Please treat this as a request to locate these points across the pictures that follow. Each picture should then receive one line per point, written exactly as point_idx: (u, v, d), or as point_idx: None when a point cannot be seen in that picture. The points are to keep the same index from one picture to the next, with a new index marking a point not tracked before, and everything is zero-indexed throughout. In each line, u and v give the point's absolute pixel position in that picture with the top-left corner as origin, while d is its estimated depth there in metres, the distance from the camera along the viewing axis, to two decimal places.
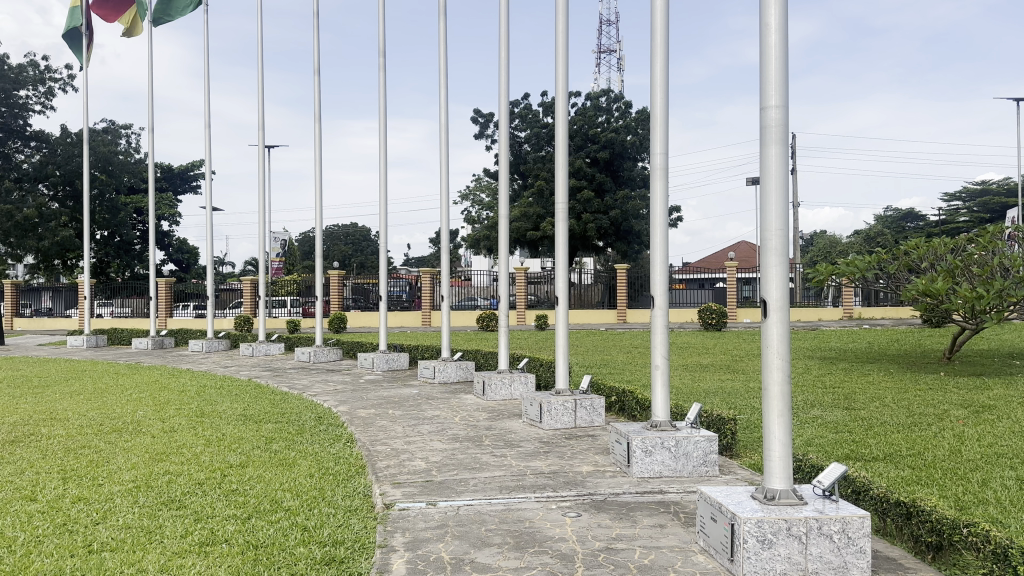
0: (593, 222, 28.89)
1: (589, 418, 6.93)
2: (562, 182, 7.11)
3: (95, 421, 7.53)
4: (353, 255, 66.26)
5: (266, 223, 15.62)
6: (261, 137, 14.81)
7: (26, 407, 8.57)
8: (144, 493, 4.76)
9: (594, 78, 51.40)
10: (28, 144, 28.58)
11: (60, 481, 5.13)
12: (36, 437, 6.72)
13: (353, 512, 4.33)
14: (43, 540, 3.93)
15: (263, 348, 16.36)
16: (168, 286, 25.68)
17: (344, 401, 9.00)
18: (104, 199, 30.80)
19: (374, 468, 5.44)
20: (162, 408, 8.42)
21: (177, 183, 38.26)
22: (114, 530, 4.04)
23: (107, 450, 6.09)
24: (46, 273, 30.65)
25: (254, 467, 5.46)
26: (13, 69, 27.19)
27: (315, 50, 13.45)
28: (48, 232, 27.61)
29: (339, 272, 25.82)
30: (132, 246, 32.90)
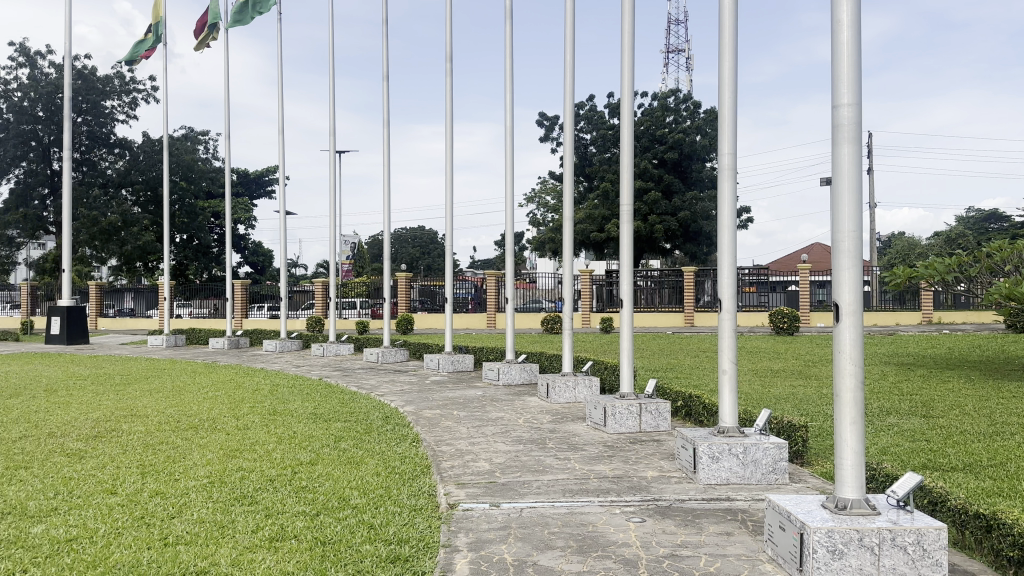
0: (661, 223, 28.51)
1: (655, 422, 6.84)
2: (627, 181, 7.00)
3: (173, 418, 7.85)
4: (422, 258, 67.33)
5: (337, 226, 15.96)
6: (333, 142, 15.21)
7: (109, 404, 8.96)
8: (218, 488, 4.94)
9: (661, 79, 50.85)
10: (111, 151, 29.81)
11: (139, 476, 5.36)
12: (117, 433, 7.04)
13: (418, 512, 4.39)
14: (123, 532, 4.11)
15: (334, 348, 16.74)
16: (244, 288, 26.50)
17: (410, 402, 9.12)
18: (184, 204, 32.34)
19: (438, 468, 5.50)
20: (237, 406, 8.71)
21: (253, 188, 39.66)
22: (189, 524, 4.20)
23: (184, 446, 6.33)
24: (129, 276, 32.22)
25: (323, 465, 5.59)
26: (101, 80, 28.53)
27: (385, 57, 13.65)
28: (131, 237, 29.08)
29: (406, 274, 26.31)
30: (209, 249, 34.24)
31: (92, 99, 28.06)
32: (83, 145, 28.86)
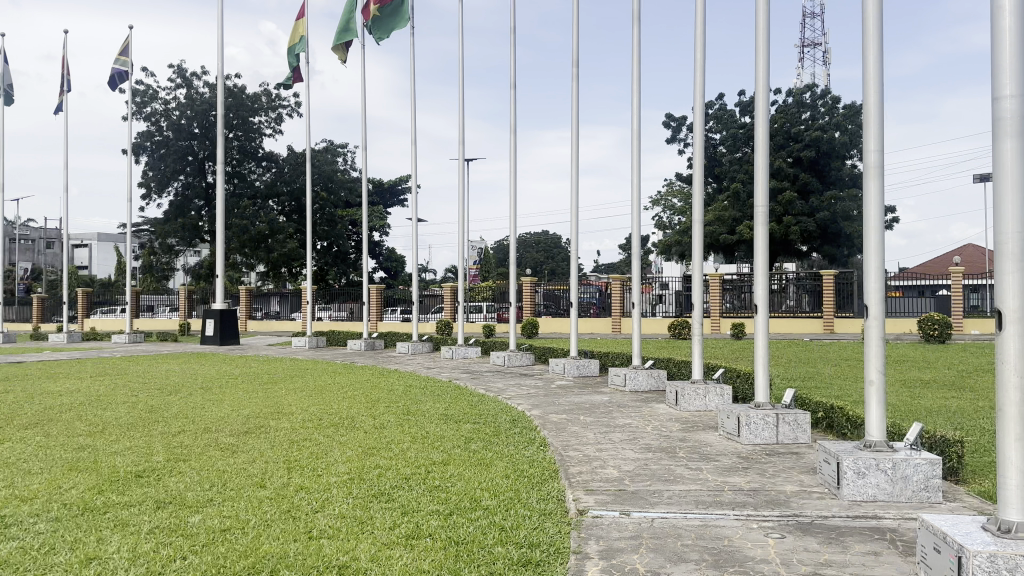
0: (796, 225, 27.24)
1: (793, 434, 6.54)
2: (762, 183, 6.76)
3: (315, 416, 8.29)
4: (547, 262, 67.79)
5: (465, 232, 16.36)
6: (461, 151, 15.60)
7: (258, 402, 9.60)
8: (357, 485, 5.17)
9: (795, 76, 48.77)
10: (260, 164, 32.18)
11: (285, 470, 5.70)
12: (265, 429, 7.51)
13: (548, 516, 4.40)
14: (271, 524, 4.38)
15: (462, 351, 17.13)
16: (378, 292, 27.66)
17: (538, 406, 9.18)
18: (325, 212, 34.22)
19: (567, 472, 5.50)
20: (372, 405, 9.09)
21: (387, 197, 41.34)
22: (331, 519, 4.42)
23: (325, 444, 6.66)
24: (275, 281, 34.42)
25: (455, 465, 5.73)
26: (250, 98, 30.71)
27: (512, 65, 13.86)
28: (277, 244, 31.04)
29: (531, 278, 26.57)
30: (346, 255, 36.01)
31: (242, 115, 30.26)
32: (235, 158, 31.23)
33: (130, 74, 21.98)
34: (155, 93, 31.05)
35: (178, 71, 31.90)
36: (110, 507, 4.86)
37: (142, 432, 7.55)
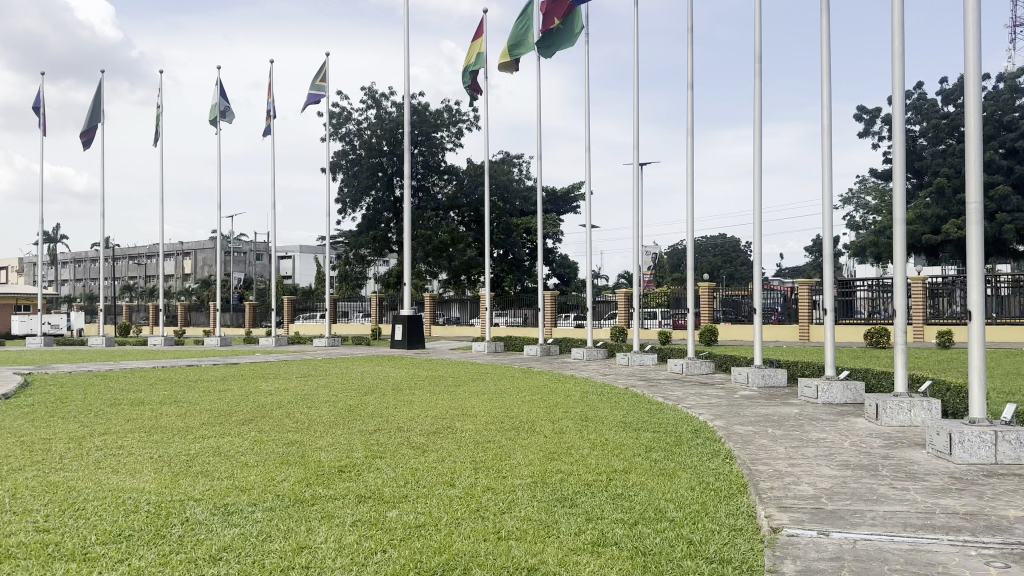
0: (1012, 222, 24.36)
1: (1016, 454, 5.84)
2: (974, 177, 6.13)
3: (497, 419, 8.55)
4: (724, 267, 65.45)
5: (640, 237, 16.18)
6: (636, 156, 15.46)
7: (444, 404, 10.06)
8: (541, 488, 5.26)
9: (1008, 58, 43.74)
10: (442, 177, 33.47)
11: (472, 470, 5.92)
12: (451, 430, 7.86)
13: (737, 532, 4.23)
14: (462, 523, 4.57)
15: (639, 359, 16.93)
16: (553, 299, 28.05)
17: (721, 416, 8.86)
18: (502, 221, 35.19)
19: (758, 488, 5.24)
20: (551, 411, 9.21)
21: (560, 205, 41.83)
22: (518, 520, 4.52)
23: (509, 446, 6.85)
24: (455, 288, 35.94)
25: (637, 474, 5.66)
26: (433, 115, 32.39)
27: (690, 64, 13.37)
28: (458, 253, 32.47)
29: (710, 284, 25.82)
30: (522, 262, 36.86)
31: (425, 131, 32.00)
32: (419, 173, 32.99)
33: (326, 97, 23.93)
34: (348, 115, 33.57)
35: (369, 93, 34.31)
36: (316, 499, 5.29)
37: (343, 429, 8.18)
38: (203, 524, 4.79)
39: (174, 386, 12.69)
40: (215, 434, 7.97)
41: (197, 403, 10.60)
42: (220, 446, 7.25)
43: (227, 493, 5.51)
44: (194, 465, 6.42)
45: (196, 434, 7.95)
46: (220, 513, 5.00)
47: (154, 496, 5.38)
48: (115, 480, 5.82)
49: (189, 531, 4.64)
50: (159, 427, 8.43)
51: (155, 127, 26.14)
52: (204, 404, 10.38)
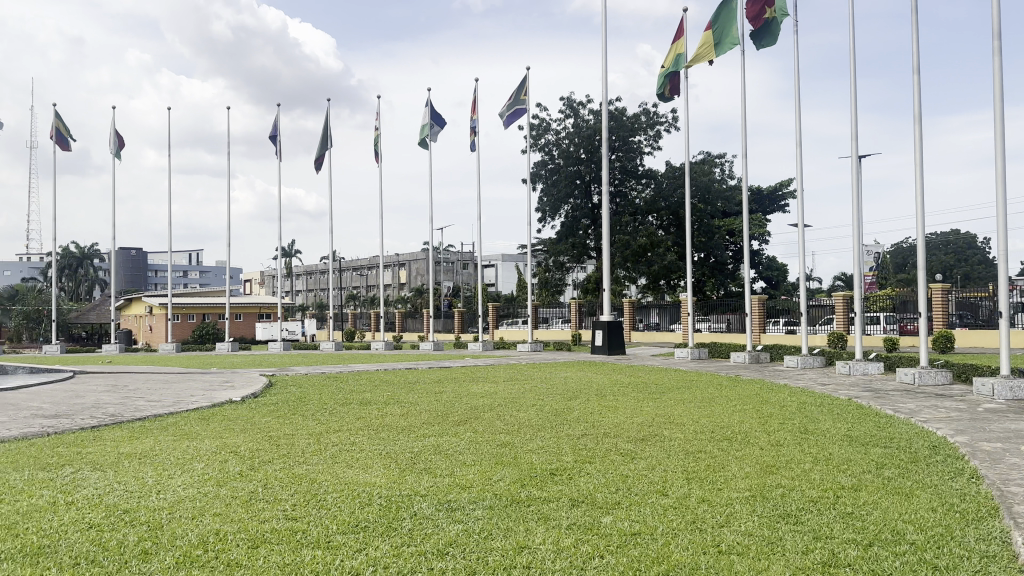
0: None
1: None
2: None
3: (708, 428, 8.29)
4: (958, 266, 58.64)
5: (860, 236, 15.01)
6: (854, 148, 14.38)
7: (651, 411, 9.92)
8: (760, 503, 5.02)
9: None
10: (640, 181, 33.50)
11: (686, 481, 5.79)
12: (660, 438, 7.73)
13: (993, 561, 3.78)
14: (679, 533, 4.48)
15: (861, 367, 15.65)
16: (761, 303, 26.78)
17: (962, 431, 7.95)
18: (703, 224, 33.83)
19: (1011, 512, 4.64)
20: (766, 421, 8.77)
21: (766, 205, 39.83)
22: (739, 535, 4.36)
23: (722, 457, 6.62)
24: (655, 293, 35.42)
25: (868, 492, 5.22)
26: (630, 119, 32.51)
27: (914, 50, 13.23)
28: (658, 257, 31.95)
29: (942, 286, 22.92)
30: (725, 266, 35.51)
31: (622, 136, 32.30)
32: (616, 178, 33.23)
33: (527, 108, 24.65)
34: (547, 125, 34.38)
35: (567, 102, 34.85)
36: (531, 501, 5.44)
37: (552, 433, 8.34)
38: (428, 519, 5.10)
39: (394, 388, 13.68)
40: (434, 433, 8.48)
41: (415, 403, 11.36)
42: (439, 445, 7.70)
43: (448, 490, 5.83)
44: (417, 463, 6.87)
45: (417, 433, 8.52)
46: (443, 510, 5.30)
47: (383, 490, 5.82)
48: (350, 474, 6.38)
49: (417, 526, 4.96)
50: (385, 425, 9.13)
51: (373, 147, 28.36)
52: (422, 405, 11.09)
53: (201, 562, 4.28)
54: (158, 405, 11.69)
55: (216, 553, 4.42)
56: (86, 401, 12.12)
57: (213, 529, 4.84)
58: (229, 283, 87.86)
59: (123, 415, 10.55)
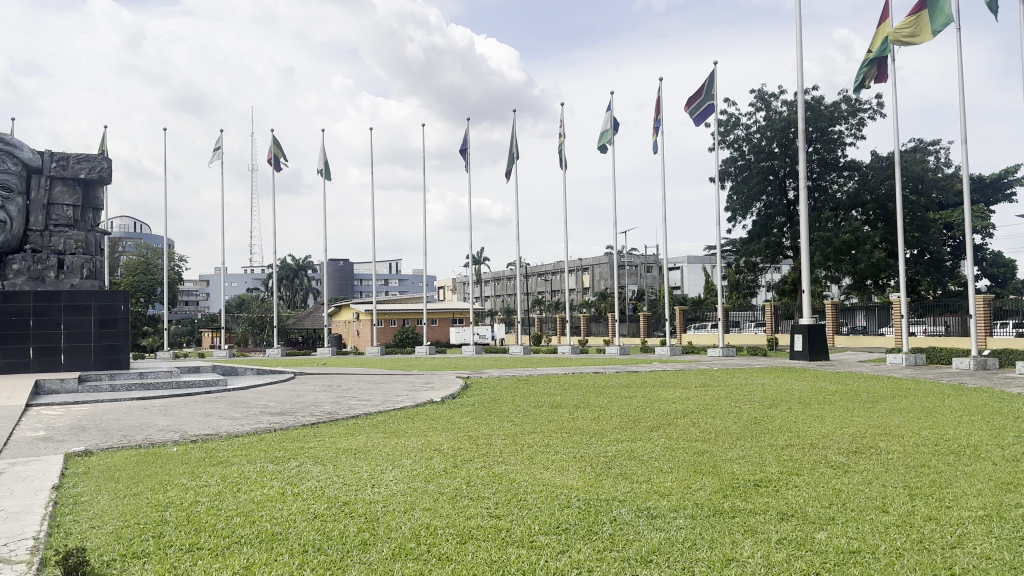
0: None
1: None
2: None
3: (929, 440, 7.54)
4: None
5: None
6: None
7: (861, 421, 9.18)
8: (1000, 525, 4.50)
9: None
10: (842, 174, 31.37)
11: (908, 497, 5.30)
12: (874, 450, 7.14)
13: None
14: (905, 555, 4.13)
15: None
16: (987, 303, 23.95)
17: None
18: (916, 217, 30.73)
19: None
20: (1000, 434, 7.82)
21: (991, 193, 35.58)
22: (977, 562, 3.94)
23: (950, 472, 5.99)
24: (860, 294, 32.82)
25: None
26: (829, 107, 30.60)
27: None
28: (863, 254, 29.47)
29: None
30: (943, 263, 32.07)
31: (821, 126, 30.37)
32: (815, 171, 31.44)
33: (715, 104, 23.85)
34: (736, 121, 33.07)
35: (758, 94, 33.29)
36: (735, 512, 5.24)
37: (752, 442, 7.96)
38: (629, 525, 5.07)
39: (584, 391, 13.77)
40: (628, 438, 8.42)
41: (606, 407, 11.35)
42: (633, 451, 7.62)
43: (646, 497, 5.76)
44: (612, 467, 6.85)
45: (610, 437, 8.50)
46: (643, 516, 5.24)
47: (581, 493, 5.87)
48: (547, 476, 6.49)
49: (618, 531, 4.95)
50: (577, 429, 9.20)
51: (558, 153, 28.69)
52: (613, 409, 11.06)
53: (414, 555, 4.54)
54: (366, 404, 12.61)
55: (427, 547, 4.67)
56: (304, 399, 13.34)
57: (424, 524, 5.13)
58: (423, 290, 92.97)
59: (336, 413, 11.50)
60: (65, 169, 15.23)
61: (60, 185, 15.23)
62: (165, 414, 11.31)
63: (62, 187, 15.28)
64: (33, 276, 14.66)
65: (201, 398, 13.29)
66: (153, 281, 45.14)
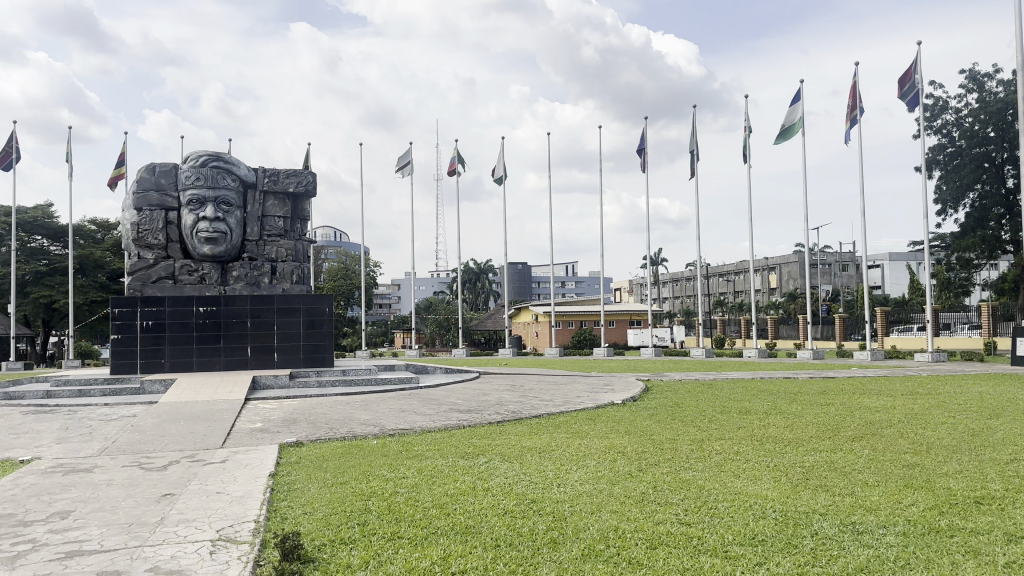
0: None
1: None
2: None
3: None
4: None
5: None
6: None
7: None
8: None
9: None
10: None
11: None
12: None
13: None
14: None
15: None
16: None
17: None
18: None
19: None
20: None
21: None
22: None
23: None
24: None
25: None
26: None
27: None
28: None
29: None
30: None
31: None
32: None
33: (922, 88, 21.77)
34: (945, 104, 30.00)
35: (970, 75, 30.01)
36: (955, 531, 4.73)
37: (971, 455, 7.16)
38: (833, 539, 4.73)
39: (775, 397, 13.07)
40: (826, 448, 7.86)
41: (799, 415, 10.68)
42: (833, 461, 7.11)
43: (850, 511, 5.34)
44: (810, 478, 6.43)
45: (806, 446, 7.98)
46: (848, 531, 4.87)
47: (777, 504, 5.55)
48: (739, 485, 6.22)
49: (820, 545, 4.63)
50: (769, 436, 8.73)
51: (743, 149, 27.50)
52: (808, 417, 10.38)
53: (604, 556, 4.52)
54: (549, 405, 12.81)
55: (617, 550, 4.63)
56: (489, 398, 13.80)
57: (612, 526, 5.10)
58: (601, 292, 92.83)
59: (520, 412, 11.77)
60: (277, 184, 16.85)
61: (272, 199, 16.88)
62: (363, 409, 12.15)
63: (274, 200, 16.91)
64: (250, 281, 16.32)
65: (394, 394, 14.14)
66: (351, 286, 48.73)
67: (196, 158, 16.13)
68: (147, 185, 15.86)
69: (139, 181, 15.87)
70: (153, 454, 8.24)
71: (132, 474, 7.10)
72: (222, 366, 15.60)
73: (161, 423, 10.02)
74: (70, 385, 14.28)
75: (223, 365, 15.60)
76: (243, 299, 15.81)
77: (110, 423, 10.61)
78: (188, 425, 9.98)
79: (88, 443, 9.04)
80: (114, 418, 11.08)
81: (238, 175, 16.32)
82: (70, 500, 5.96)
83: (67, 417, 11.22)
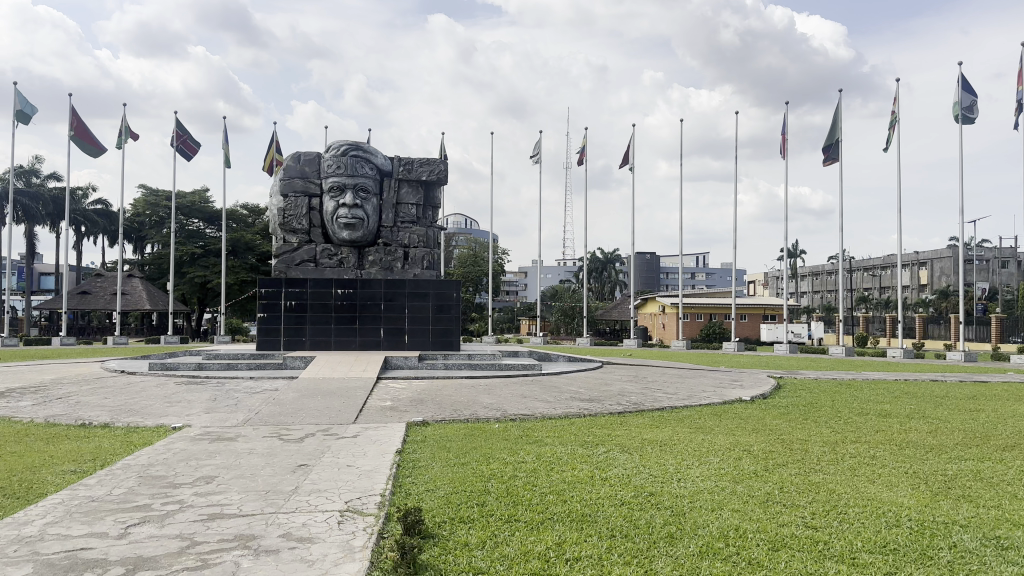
0: None
1: None
2: None
3: None
4: None
5: None
6: None
7: None
8: None
9: None
10: None
11: None
12: None
13: None
14: None
15: None
16: None
17: None
18: None
19: None
20: None
21: None
22: None
23: None
24: None
25: None
26: None
27: None
28: None
29: None
30: None
31: None
32: None
33: None
34: None
35: None
36: None
37: None
38: (972, 553, 4.37)
39: (920, 401, 12.09)
40: (974, 457, 7.23)
41: (946, 421, 9.89)
42: (979, 471, 6.54)
43: (995, 525, 4.91)
44: (952, 488, 5.95)
45: (950, 454, 7.40)
46: (992, 546, 4.48)
47: (913, 513, 5.18)
48: (872, 490, 5.85)
49: (959, 559, 4.30)
50: (908, 441, 8.17)
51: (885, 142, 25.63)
52: (957, 423, 9.56)
53: (722, 555, 4.40)
54: (673, 398, 12.55)
55: (736, 549, 4.49)
56: (612, 389, 13.70)
57: (732, 525, 4.94)
58: (733, 284, 89.37)
59: (644, 404, 11.61)
60: (411, 172, 17.40)
61: (406, 187, 17.46)
62: (487, 393, 12.40)
63: (408, 188, 17.48)
64: (383, 266, 16.98)
65: (518, 380, 14.33)
66: (479, 272, 49.79)
67: (338, 147, 16.95)
68: (293, 173, 16.84)
69: (286, 168, 16.91)
70: (292, 427, 8.77)
71: (271, 445, 7.58)
72: (357, 346, 16.35)
73: (300, 398, 10.66)
74: (222, 359, 15.48)
75: (357, 345, 16.34)
76: (378, 283, 16.51)
77: (254, 395, 11.39)
78: (325, 401, 10.54)
79: (234, 414, 9.75)
80: (258, 391, 11.90)
81: (374, 164, 17.02)
82: (215, 466, 6.46)
83: (217, 389, 12.18)
